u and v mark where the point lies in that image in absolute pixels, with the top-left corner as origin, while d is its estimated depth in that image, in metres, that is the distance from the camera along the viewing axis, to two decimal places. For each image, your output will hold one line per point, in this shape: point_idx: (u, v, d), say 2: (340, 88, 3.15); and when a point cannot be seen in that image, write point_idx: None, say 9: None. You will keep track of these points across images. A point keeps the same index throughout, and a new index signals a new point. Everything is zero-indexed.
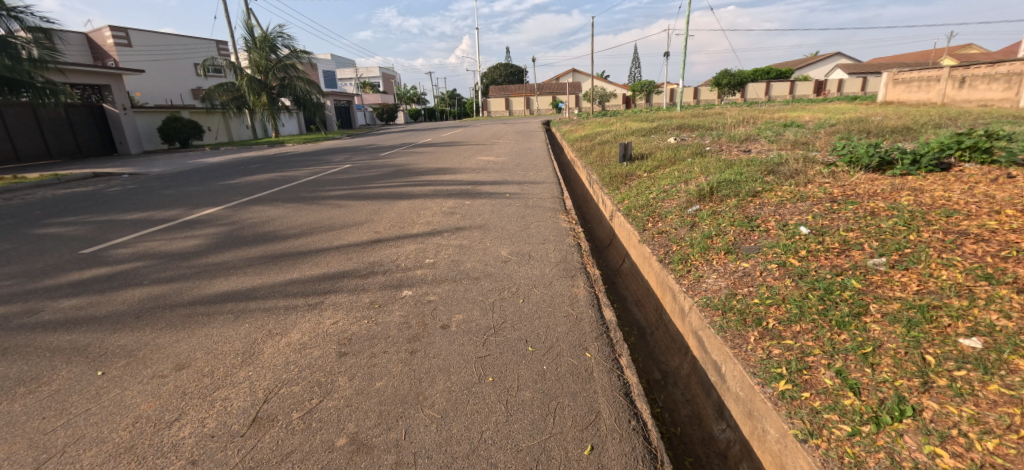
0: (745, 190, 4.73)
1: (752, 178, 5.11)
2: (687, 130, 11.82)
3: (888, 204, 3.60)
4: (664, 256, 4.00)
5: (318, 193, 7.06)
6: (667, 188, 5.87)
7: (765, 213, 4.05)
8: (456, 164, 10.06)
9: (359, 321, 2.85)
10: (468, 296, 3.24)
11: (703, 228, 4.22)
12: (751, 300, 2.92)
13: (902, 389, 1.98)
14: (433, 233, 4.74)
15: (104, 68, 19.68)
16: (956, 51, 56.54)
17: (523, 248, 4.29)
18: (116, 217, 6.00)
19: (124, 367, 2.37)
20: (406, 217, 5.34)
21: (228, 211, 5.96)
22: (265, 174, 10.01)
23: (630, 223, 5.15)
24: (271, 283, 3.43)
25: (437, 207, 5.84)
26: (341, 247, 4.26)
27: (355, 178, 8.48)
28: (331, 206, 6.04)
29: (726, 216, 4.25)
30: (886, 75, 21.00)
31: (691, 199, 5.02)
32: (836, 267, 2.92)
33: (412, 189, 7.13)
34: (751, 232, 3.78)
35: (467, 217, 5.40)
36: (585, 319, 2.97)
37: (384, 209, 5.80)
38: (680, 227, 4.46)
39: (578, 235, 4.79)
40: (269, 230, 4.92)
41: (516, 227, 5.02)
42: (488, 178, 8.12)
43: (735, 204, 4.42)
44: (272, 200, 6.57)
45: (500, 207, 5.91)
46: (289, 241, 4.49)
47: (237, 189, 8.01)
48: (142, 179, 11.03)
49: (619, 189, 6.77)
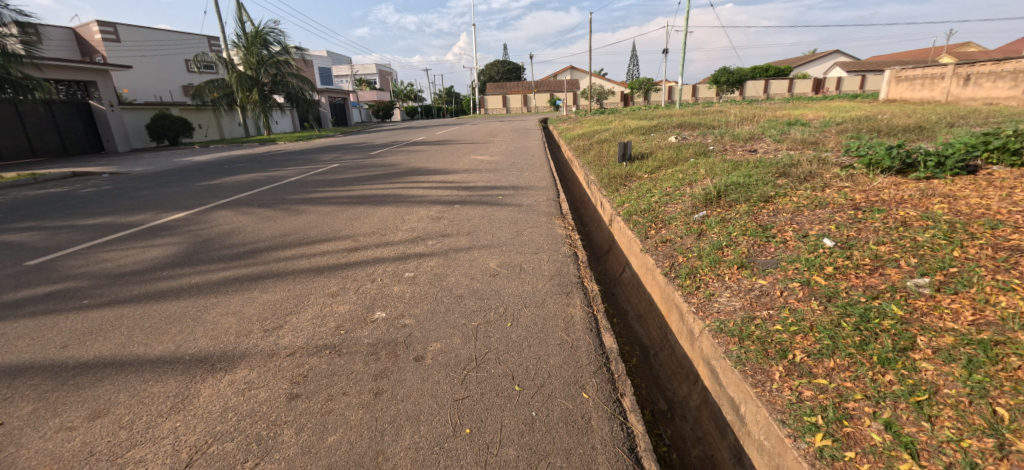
0: (756, 194, 4.35)
1: (762, 181, 4.75)
2: (688, 128, 11.42)
3: (921, 213, 3.23)
4: (669, 269, 3.63)
5: (299, 195, 6.68)
6: (670, 191, 5.50)
7: (781, 221, 3.67)
8: (449, 164, 9.67)
9: (320, 353, 2.45)
10: (448, 319, 2.86)
11: (712, 237, 3.84)
12: (773, 327, 2.55)
13: (972, 453, 1.61)
14: (417, 243, 4.36)
15: (88, 63, 19.14)
16: (955, 50, 56.39)
17: (514, 259, 3.92)
18: (80, 222, 5.60)
19: (29, 415, 1.98)
20: (389, 225, 4.96)
21: (200, 216, 5.56)
22: (249, 174, 9.62)
23: (631, 229, 4.76)
24: (226, 305, 3.03)
25: (424, 212, 5.47)
26: (313, 262, 3.88)
27: (341, 179, 8.09)
28: (311, 211, 5.65)
29: (737, 224, 3.87)
30: (888, 73, 20.62)
31: (696, 203, 4.65)
32: (870, 289, 2.54)
33: (400, 191, 6.75)
34: (766, 243, 3.40)
35: (455, 223, 5.02)
36: (580, 347, 2.59)
37: (367, 215, 5.41)
38: (686, 236, 4.07)
39: (574, 244, 4.40)
40: (239, 240, 4.54)
41: (507, 234, 4.65)
42: (481, 179, 7.74)
43: (746, 210, 4.05)
44: (250, 203, 6.18)
45: (492, 212, 5.54)
46: (258, 254, 4.11)
47: (216, 189, 7.61)
48: (122, 179, 10.60)
49: (618, 191, 6.40)
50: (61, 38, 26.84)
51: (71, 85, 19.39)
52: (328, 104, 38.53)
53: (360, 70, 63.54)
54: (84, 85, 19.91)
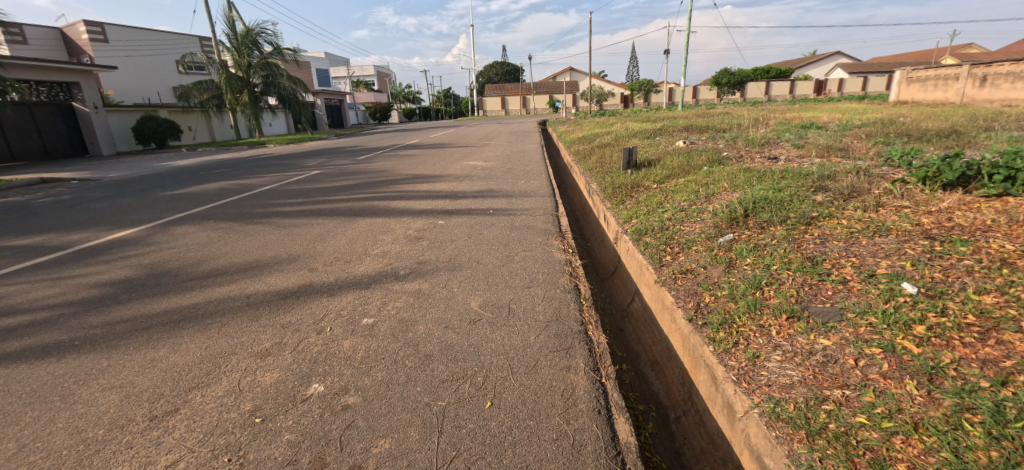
0: (792, 214, 3.63)
1: (796, 196, 4.02)
2: (696, 131, 10.68)
3: (1022, 247, 2.53)
4: (694, 312, 2.90)
5: (265, 206, 5.93)
6: (685, 206, 4.79)
7: (833, 252, 2.95)
8: (439, 170, 8.95)
9: (215, 463, 1.73)
10: (407, 395, 2.12)
11: (746, 270, 3.10)
12: (857, 417, 1.82)
13: None
14: (388, 272, 3.62)
15: (70, 64, 18.43)
16: (958, 51, 55.71)
17: (502, 296, 3.19)
18: (6, 242, 4.86)
19: None
20: (357, 246, 4.21)
21: (144, 231, 4.79)
22: (222, 181, 8.86)
23: (642, 253, 4.04)
24: (116, 372, 2.28)
25: (401, 230, 4.72)
26: (251, 300, 3.12)
27: (318, 187, 7.34)
28: (274, 227, 4.88)
29: (776, 253, 3.16)
30: (898, 73, 19.90)
31: (720, 223, 3.93)
32: (991, 368, 1.85)
33: (380, 202, 6.01)
34: (820, 283, 2.68)
35: (435, 245, 4.27)
36: (585, 446, 1.86)
37: (335, 232, 4.66)
38: (712, 266, 3.35)
39: (575, 273, 3.67)
40: (174, 267, 3.77)
41: (496, 260, 3.92)
42: (472, 187, 7.01)
43: (785, 235, 3.34)
44: (206, 216, 5.41)
45: (481, 229, 4.81)
46: (190, 286, 3.36)
47: (177, 200, 6.86)
48: (88, 187, 9.84)
49: (623, 203, 5.69)
50: (47, 37, 26.08)
51: (52, 87, 18.66)
52: (324, 106, 37.80)
53: (358, 71, 62.84)
54: (67, 86, 19.21)
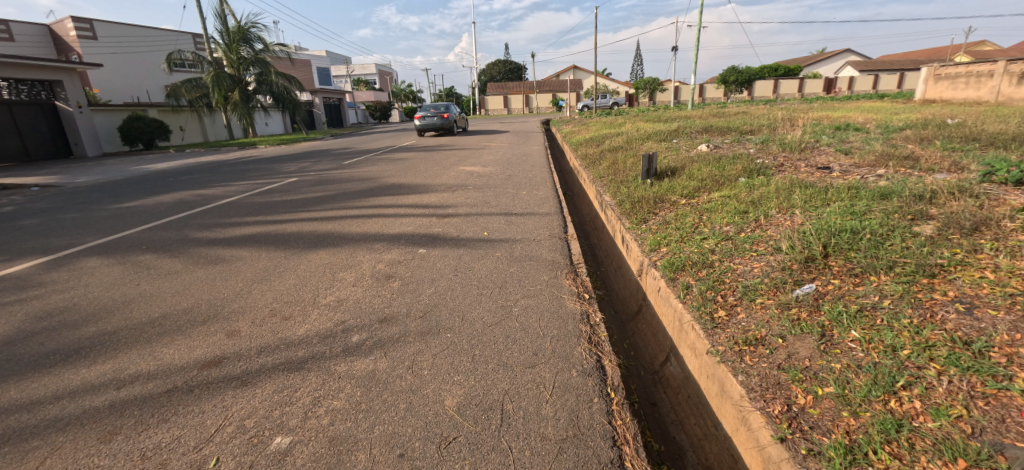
0: (901, 258, 2.60)
1: (892, 227, 2.98)
2: (717, 133, 9.59)
3: None
4: (786, 424, 1.88)
5: (216, 227, 4.96)
6: (732, 233, 3.75)
7: (999, 333, 1.95)
8: (431, 177, 7.96)
9: None
10: None
11: (858, 353, 2.08)
12: None
13: None
14: (337, 338, 2.60)
15: (53, 62, 17.57)
16: (974, 49, 54.07)
17: (495, 388, 2.18)
18: None
19: None
20: (306, 291, 3.20)
21: (45, 267, 3.79)
22: (188, 191, 7.90)
23: (681, 302, 3.01)
24: None
25: (369, 264, 3.72)
26: (116, 400, 2.09)
27: (288, 200, 6.34)
28: (209, 260, 3.87)
29: (900, 323, 2.14)
30: (924, 70, 18.65)
31: (790, 264, 2.91)
32: None
33: (353, 221, 5.00)
34: (1003, 396, 1.69)
35: (409, 289, 3.26)
36: None
37: (283, 267, 3.65)
38: (799, 336, 2.32)
39: (596, 338, 2.66)
40: (46, 329, 2.76)
41: (487, 313, 2.92)
42: (466, 201, 6.01)
43: (902, 292, 2.33)
44: (136, 242, 4.42)
45: (471, 261, 3.81)
46: (48, 368, 2.36)
47: (121, 217, 5.89)
48: (43, 196, 8.88)
49: (645, 223, 4.65)
50: (34, 34, 25.17)
51: (34, 85, 17.73)
52: (322, 105, 36.86)
53: (359, 71, 62.11)
54: (49, 84, 18.31)
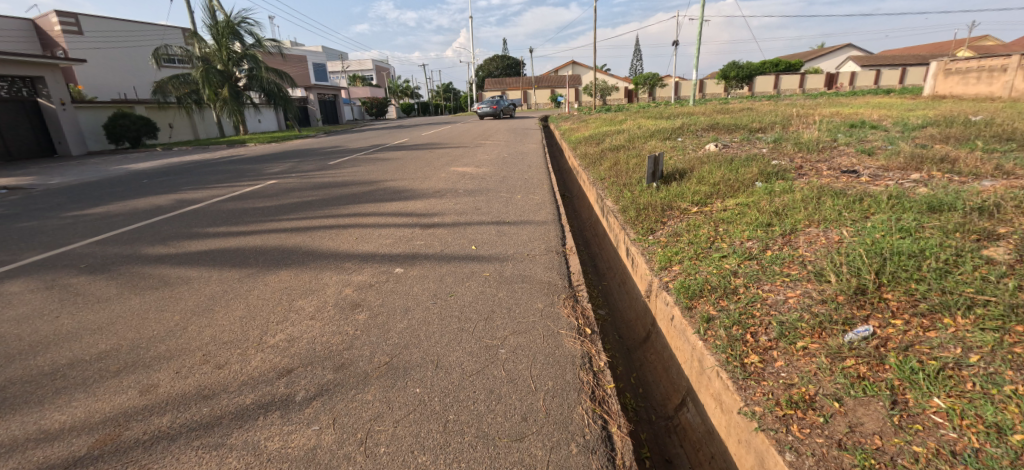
0: (981, 296, 2.10)
1: (957, 249, 2.48)
2: (725, 132, 9.07)
3: None
4: None
5: (174, 240, 4.43)
6: (757, 250, 3.25)
7: None
8: (420, 180, 7.44)
9: None
10: None
11: (950, 434, 1.57)
12: None
13: None
14: (277, 395, 2.07)
15: (34, 58, 16.94)
16: (977, 43, 53.51)
17: None
18: None
19: None
20: (254, 327, 2.67)
21: None
22: (160, 195, 7.38)
23: (702, 339, 2.49)
24: None
25: (336, 288, 3.19)
26: None
27: (261, 206, 5.81)
28: (151, 283, 3.35)
29: (1004, 391, 1.65)
30: (935, 65, 18.09)
31: (835, 296, 2.41)
32: None
33: (325, 233, 4.47)
34: None
35: (377, 322, 2.74)
36: None
37: (233, 293, 3.12)
38: (862, 401, 1.81)
39: (601, 393, 2.14)
40: None
41: (467, 357, 2.39)
42: (455, 207, 5.49)
43: (994, 343, 1.84)
44: (77, 259, 3.89)
45: (453, 284, 3.29)
46: None
47: (76, 226, 5.36)
48: (8, 200, 8.34)
49: (653, 235, 4.13)
50: (19, 29, 24.52)
51: (15, 82, 17.09)
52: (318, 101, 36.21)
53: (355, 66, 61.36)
54: (32, 81, 17.68)
